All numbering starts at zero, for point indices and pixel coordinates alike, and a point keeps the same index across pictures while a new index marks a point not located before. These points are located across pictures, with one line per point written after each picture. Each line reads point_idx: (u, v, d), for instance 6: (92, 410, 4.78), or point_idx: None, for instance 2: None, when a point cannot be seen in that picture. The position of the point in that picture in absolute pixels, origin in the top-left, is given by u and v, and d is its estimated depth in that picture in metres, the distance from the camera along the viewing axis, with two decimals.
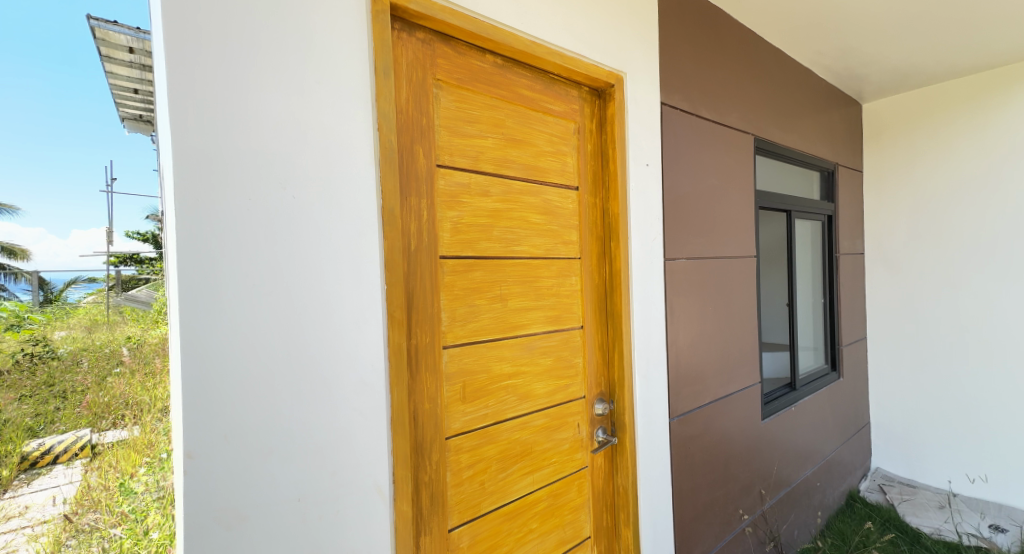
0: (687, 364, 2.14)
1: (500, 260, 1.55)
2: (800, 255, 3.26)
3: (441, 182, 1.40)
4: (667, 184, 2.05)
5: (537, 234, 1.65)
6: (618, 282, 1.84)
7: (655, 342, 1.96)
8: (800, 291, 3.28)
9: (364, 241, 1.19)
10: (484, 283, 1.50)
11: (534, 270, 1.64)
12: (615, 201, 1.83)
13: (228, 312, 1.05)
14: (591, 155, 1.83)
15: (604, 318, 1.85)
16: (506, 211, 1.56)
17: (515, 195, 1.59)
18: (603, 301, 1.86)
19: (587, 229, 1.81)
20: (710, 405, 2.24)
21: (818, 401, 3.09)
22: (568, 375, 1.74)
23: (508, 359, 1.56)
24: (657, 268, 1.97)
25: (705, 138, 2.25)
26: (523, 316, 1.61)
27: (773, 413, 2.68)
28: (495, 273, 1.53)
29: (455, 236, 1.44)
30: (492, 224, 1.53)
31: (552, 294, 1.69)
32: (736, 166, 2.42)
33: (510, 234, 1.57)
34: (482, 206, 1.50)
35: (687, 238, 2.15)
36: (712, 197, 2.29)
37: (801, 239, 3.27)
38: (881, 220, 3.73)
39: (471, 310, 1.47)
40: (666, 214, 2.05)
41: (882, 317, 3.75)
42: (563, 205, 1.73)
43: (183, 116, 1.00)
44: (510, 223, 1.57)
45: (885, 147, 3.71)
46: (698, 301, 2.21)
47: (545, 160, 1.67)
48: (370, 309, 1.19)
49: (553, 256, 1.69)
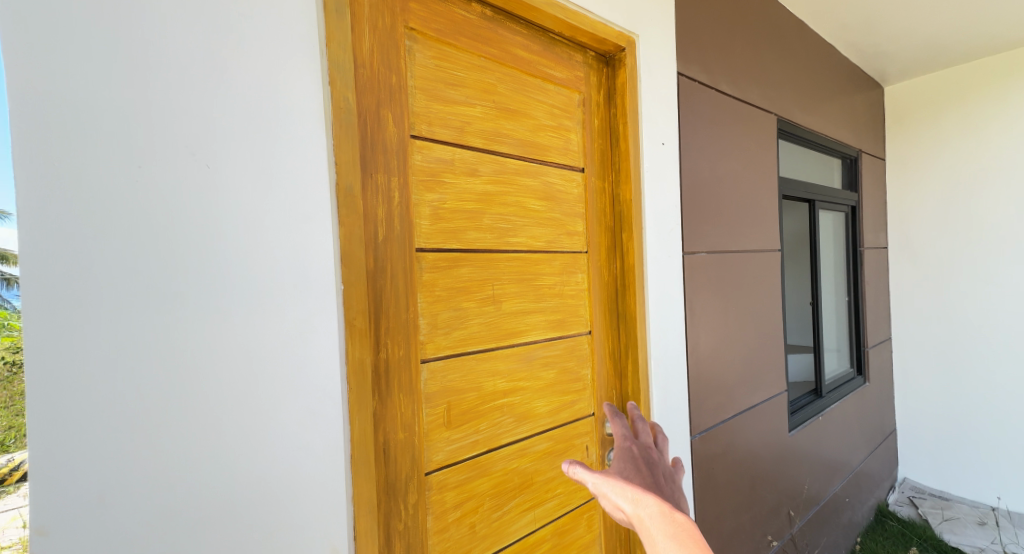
0: (711, 372, 1.88)
1: (493, 254, 1.29)
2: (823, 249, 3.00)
3: (417, 157, 1.13)
4: (684, 166, 1.79)
5: (535, 223, 1.39)
6: (633, 281, 1.58)
7: (675, 348, 1.71)
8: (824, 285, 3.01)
9: (310, 229, 0.92)
10: (472, 282, 1.24)
11: (533, 266, 1.38)
12: (628, 187, 1.58)
13: (100, 324, 0.75)
14: (596, 132, 1.57)
15: (619, 320, 1.61)
16: (498, 197, 1.30)
17: (508, 178, 1.33)
18: (615, 302, 1.62)
19: (593, 218, 1.56)
20: (734, 419, 1.97)
21: (845, 408, 2.84)
22: (574, 390, 1.48)
23: (503, 373, 1.30)
24: (674, 263, 1.72)
25: (726, 118, 2.00)
26: (521, 321, 1.35)
27: (800, 425, 2.42)
28: (484, 272, 1.27)
29: (435, 224, 1.17)
30: (481, 212, 1.26)
31: (555, 293, 1.44)
32: (758, 150, 2.16)
33: (503, 225, 1.31)
34: (469, 188, 1.24)
35: (706, 229, 1.89)
36: (733, 185, 2.03)
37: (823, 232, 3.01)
38: (906, 212, 3.47)
39: (457, 315, 1.21)
40: (684, 201, 1.79)
41: (909, 316, 3.49)
42: (565, 191, 1.49)
43: (34, 46, 0.71)
44: (503, 213, 1.32)
45: (909, 132, 3.45)
46: (720, 302, 1.95)
47: (544, 136, 1.43)
48: (319, 314, 0.93)
49: (554, 252, 1.44)
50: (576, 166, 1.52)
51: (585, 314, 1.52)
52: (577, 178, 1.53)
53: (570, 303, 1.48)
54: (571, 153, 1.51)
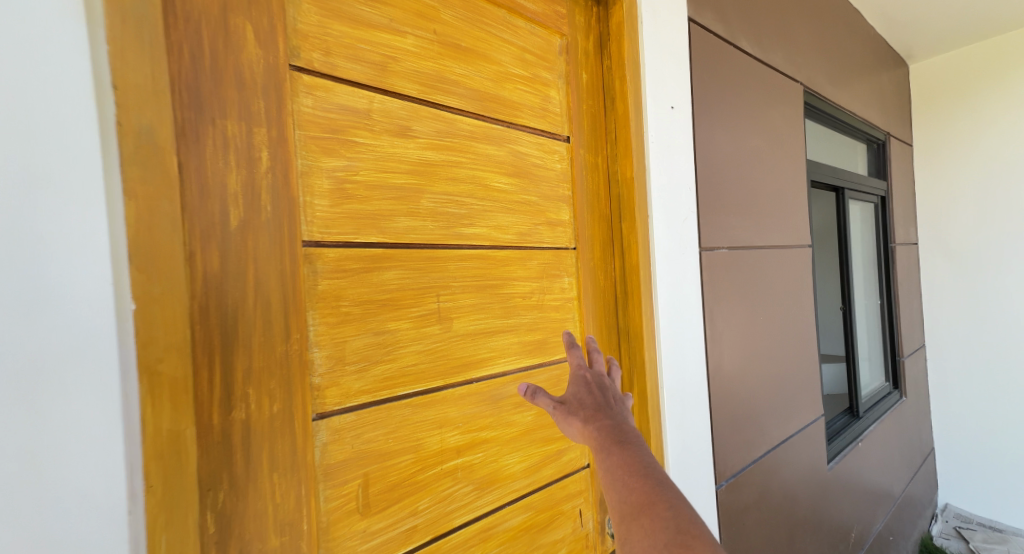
0: (738, 399, 1.50)
1: (438, 251, 0.90)
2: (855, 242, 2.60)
3: (304, 100, 0.73)
4: (700, 138, 1.40)
5: (501, 208, 1.01)
6: (637, 286, 1.21)
7: (693, 371, 1.33)
8: (857, 287, 2.61)
9: (60, 200, 0.51)
10: (403, 293, 0.85)
11: (499, 268, 1.00)
12: (628, 162, 1.21)
13: None
14: (582, 90, 1.20)
15: (625, 335, 1.25)
16: (443, 171, 0.92)
17: (458, 143, 0.94)
18: (614, 312, 1.26)
19: (583, 203, 1.18)
20: (768, 457, 1.58)
21: (884, 430, 2.47)
22: (560, 436, 1.09)
23: (455, 423, 0.91)
24: (690, 262, 1.35)
25: (748, 83, 1.61)
26: (483, 345, 0.97)
27: (839, 455, 2.02)
28: (423, 277, 0.88)
29: (340, 205, 0.77)
30: (417, 191, 0.87)
31: (531, 305, 1.06)
32: (784, 125, 1.78)
33: (452, 210, 0.93)
34: (400, 154, 0.85)
35: (727, 219, 1.50)
36: (758, 165, 1.64)
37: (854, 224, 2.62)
38: (938, 203, 3.09)
39: (381, 343, 0.81)
40: (701, 183, 1.40)
41: (945, 321, 3.10)
42: (542, 166, 1.11)
43: None
44: (450, 192, 0.93)
45: (939, 113, 3.08)
46: (746, 310, 1.57)
47: (513, 90, 1.05)
48: (82, 352, 0.52)
49: (527, 249, 1.06)
50: (557, 133, 1.15)
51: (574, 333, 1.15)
52: (561, 150, 1.15)
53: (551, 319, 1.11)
54: (549, 116, 1.13)
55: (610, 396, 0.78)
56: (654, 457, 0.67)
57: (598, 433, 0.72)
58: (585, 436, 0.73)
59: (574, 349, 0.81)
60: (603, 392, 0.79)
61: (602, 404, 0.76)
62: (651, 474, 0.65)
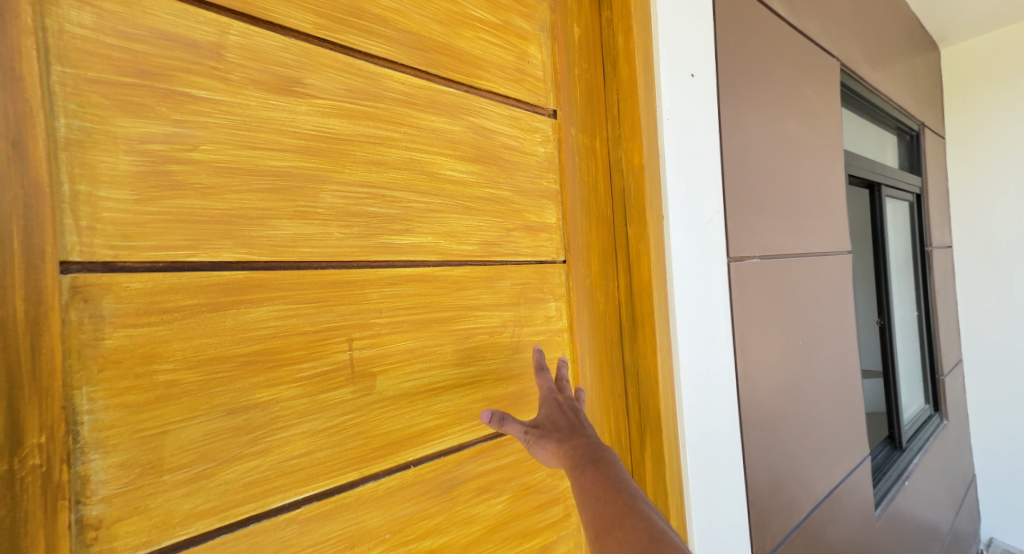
0: (774, 447, 1.18)
1: (353, 273, 0.60)
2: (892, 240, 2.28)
3: (79, 21, 0.43)
4: (726, 118, 1.09)
5: (457, 207, 0.71)
6: (650, 310, 0.90)
7: (723, 419, 1.02)
8: (897, 296, 2.30)
9: None
10: (285, 341, 0.53)
11: (454, 295, 0.70)
12: (635, 145, 0.90)
13: None
14: (574, 49, 0.89)
15: (635, 375, 0.94)
16: (358, 151, 0.61)
17: (385, 111, 0.63)
18: (619, 345, 0.95)
19: (576, 200, 0.87)
20: (813, 519, 1.27)
21: (929, 463, 2.16)
22: (544, 524, 0.78)
23: (377, 534, 0.59)
24: (716, 277, 1.04)
25: (780, 53, 1.30)
26: (428, 409, 0.66)
27: (888, 500, 1.71)
28: (322, 314, 0.56)
29: (157, 203, 0.46)
30: (313, 181, 0.57)
31: (500, 344, 0.76)
32: (821, 107, 1.48)
33: (372, 210, 0.62)
34: (283, 124, 0.55)
35: (760, 220, 1.19)
36: (793, 154, 1.33)
37: (892, 220, 2.31)
38: (976, 203, 2.77)
39: (239, 425, 0.50)
40: (729, 175, 1.09)
41: (987, 334, 2.77)
42: (518, 149, 0.79)
43: None
44: (369, 183, 0.62)
45: (977, 102, 2.76)
46: (783, 335, 1.25)
47: (476, 42, 0.74)
48: None
49: (495, 265, 0.75)
50: (540, 105, 0.83)
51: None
52: (544, 128, 0.84)
53: (528, 361, 0.79)
54: (527, 81, 0.81)
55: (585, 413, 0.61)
56: (624, 469, 0.53)
57: (563, 452, 0.56)
58: (552, 456, 0.57)
59: (541, 371, 0.66)
60: (578, 412, 0.61)
61: (574, 421, 0.60)
62: (623, 489, 0.51)
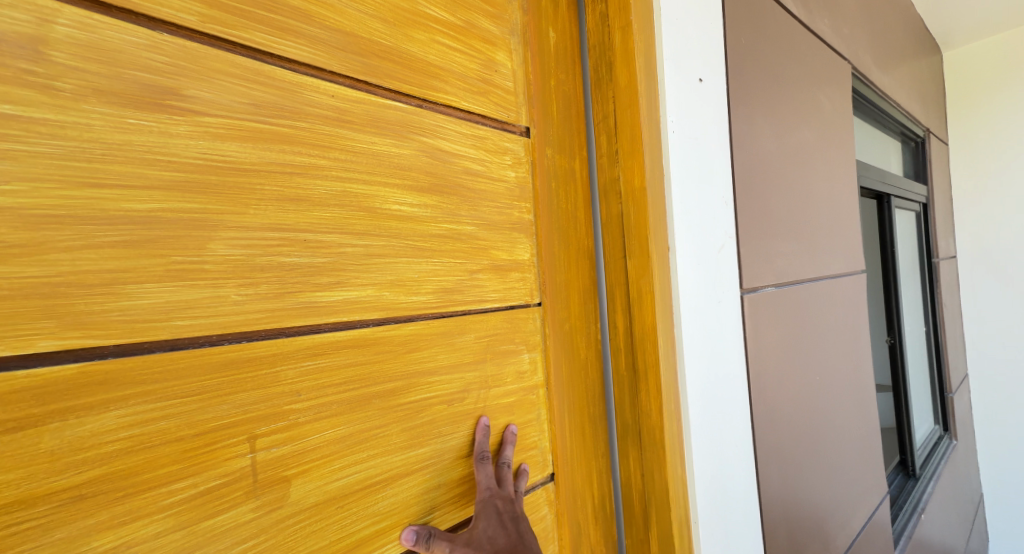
0: (791, 501, 1.04)
1: (260, 346, 0.45)
2: (903, 249, 2.17)
3: None
4: (735, 129, 0.95)
5: (407, 249, 0.56)
6: (654, 362, 0.75)
7: (738, 479, 0.88)
8: (907, 312, 2.18)
9: None
10: (144, 457, 0.38)
11: (404, 360, 0.55)
12: (637, 164, 0.75)
13: None
14: (549, 58, 0.76)
15: (637, 436, 0.79)
16: (267, 185, 0.46)
17: (307, 132, 0.49)
18: (620, 397, 0.81)
19: (552, 233, 0.74)
20: None
21: (942, 491, 2.03)
22: None
23: None
24: (728, 314, 0.89)
25: (791, 54, 1.17)
26: (363, 512, 0.52)
27: (908, 541, 1.58)
28: (202, 410, 0.41)
29: None
30: (197, 228, 0.42)
31: (462, 413, 0.61)
32: (835, 115, 1.35)
33: (287, 261, 0.47)
34: (151, 153, 0.40)
35: (772, 243, 1.05)
36: (806, 167, 1.20)
37: (903, 229, 2.20)
38: (982, 212, 2.66)
39: None
40: (740, 194, 0.95)
41: (995, 349, 2.65)
42: (482, 174, 0.65)
43: None
44: (283, 225, 0.47)
45: (983, 108, 2.65)
46: (798, 371, 1.11)
47: (432, 46, 0.60)
48: None
49: (454, 316, 0.61)
50: (510, 122, 0.70)
51: (537, 444, 0.70)
52: (515, 149, 0.70)
53: (494, 428, 0.65)
54: (494, 93, 0.68)
55: (523, 521, 0.57)
56: None
57: None
58: None
59: (482, 462, 0.59)
60: (517, 521, 0.57)
61: (514, 538, 0.55)
62: None
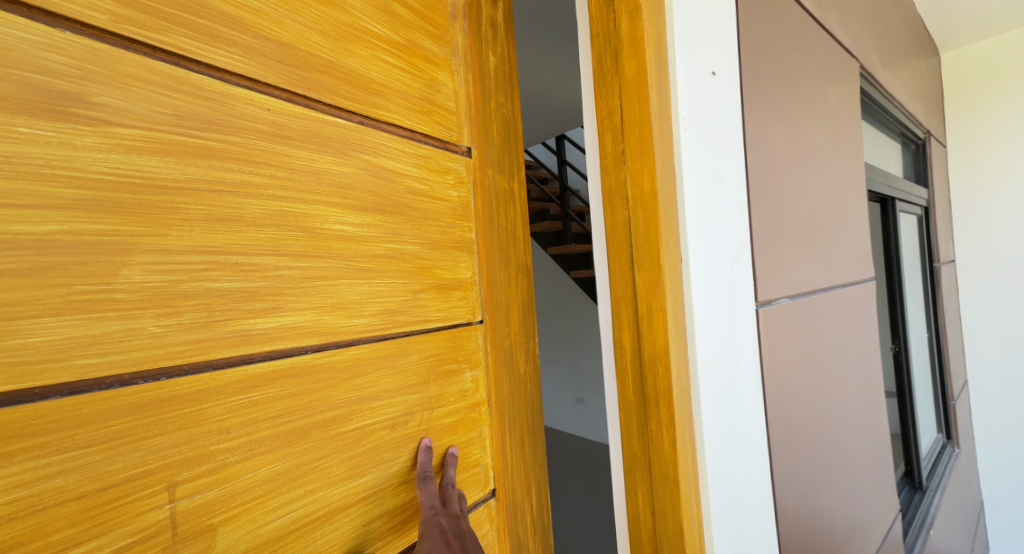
0: (809, 527, 0.98)
1: (182, 387, 0.40)
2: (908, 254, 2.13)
3: None
4: (751, 127, 0.90)
5: (348, 270, 0.52)
6: (666, 390, 0.70)
7: (754, 506, 0.83)
8: (913, 317, 2.13)
9: None
10: (38, 521, 0.33)
11: (346, 390, 0.51)
12: (647, 174, 0.70)
13: None
14: (489, 79, 0.74)
15: (647, 469, 0.74)
16: (193, 204, 0.41)
17: (239, 147, 0.44)
18: (629, 423, 0.77)
19: (498, 252, 0.72)
20: None
21: (948, 504, 1.98)
22: None
23: None
24: (745, 328, 0.84)
25: (801, 50, 1.11)
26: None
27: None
28: (113, 459, 0.36)
29: None
30: (106, 253, 0.37)
31: (405, 437, 0.58)
32: (843, 115, 1.30)
33: (215, 286, 0.42)
34: (48, 172, 0.34)
35: (789, 251, 0.99)
36: (817, 170, 1.14)
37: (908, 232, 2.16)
38: (980, 217, 2.61)
39: None
40: (756, 197, 0.90)
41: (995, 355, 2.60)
42: (425, 194, 0.62)
43: None
44: (211, 248, 0.42)
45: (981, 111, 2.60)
46: (815, 387, 1.05)
47: (376, 63, 0.57)
48: None
49: (398, 338, 0.57)
50: (451, 142, 0.68)
51: (480, 461, 0.68)
52: (457, 168, 0.68)
53: (436, 452, 0.62)
54: (436, 113, 0.65)
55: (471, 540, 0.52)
56: None
57: None
58: None
59: (425, 481, 0.56)
60: (463, 540, 0.52)
61: None
62: None
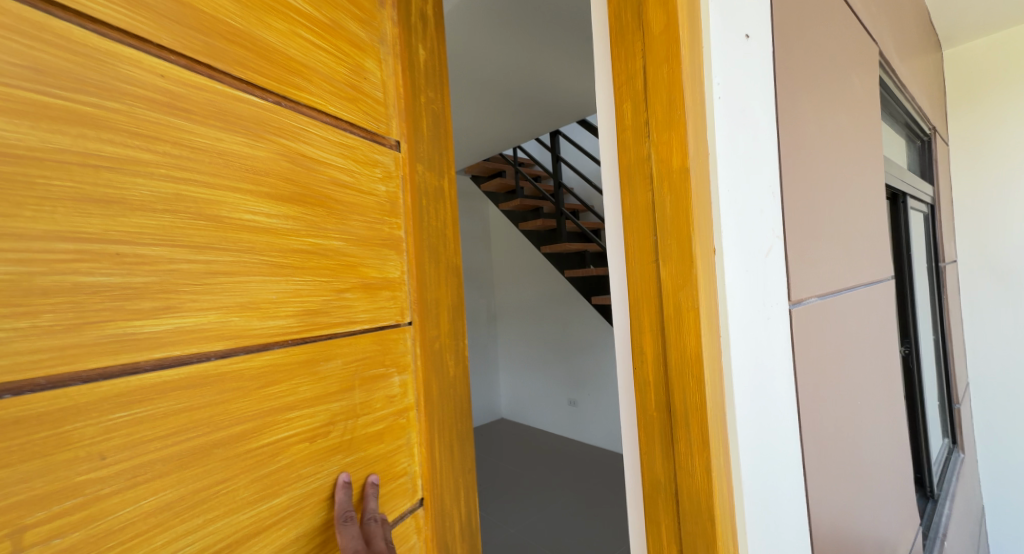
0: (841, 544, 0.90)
1: (32, 403, 0.32)
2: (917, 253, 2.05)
3: None
4: (783, 103, 0.82)
5: (259, 266, 0.45)
6: (698, 404, 0.62)
7: (788, 524, 0.76)
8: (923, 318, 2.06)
9: None
10: None
11: (252, 400, 0.44)
12: (675, 155, 0.62)
13: None
14: (418, 73, 0.67)
15: (672, 499, 0.66)
16: (59, 181, 0.33)
17: (124, 116, 0.36)
18: (650, 442, 0.68)
19: (427, 250, 0.66)
20: None
21: (957, 513, 1.90)
22: None
23: None
24: (778, 329, 0.76)
25: (829, 28, 1.03)
26: None
27: None
28: None
29: None
30: None
31: (329, 450, 0.51)
32: (865, 102, 1.21)
33: (86, 282, 0.34)
34: None
35: (818, 247, 0.90)
36: (842, 159, 1.05)
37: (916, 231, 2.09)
38: None
39: None
40: (789, 183, 0.82)
41: None
42: (351, 186, 0.56)
43: None
44: (83, 236, 0.34)
45: None
46: (842, 394, 0.96)
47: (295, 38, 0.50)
48: None
49: (320, 341, 0.50)
50: (380, 134, 0.61)
51: (408, 470, 0.61)
52: (386, 162, 0.61)
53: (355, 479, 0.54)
54: (364, 101, 0.58)
55: None
56: None
57: None
58: None
59: (345, 524, 0.49)
60: None
61: None
62: None
